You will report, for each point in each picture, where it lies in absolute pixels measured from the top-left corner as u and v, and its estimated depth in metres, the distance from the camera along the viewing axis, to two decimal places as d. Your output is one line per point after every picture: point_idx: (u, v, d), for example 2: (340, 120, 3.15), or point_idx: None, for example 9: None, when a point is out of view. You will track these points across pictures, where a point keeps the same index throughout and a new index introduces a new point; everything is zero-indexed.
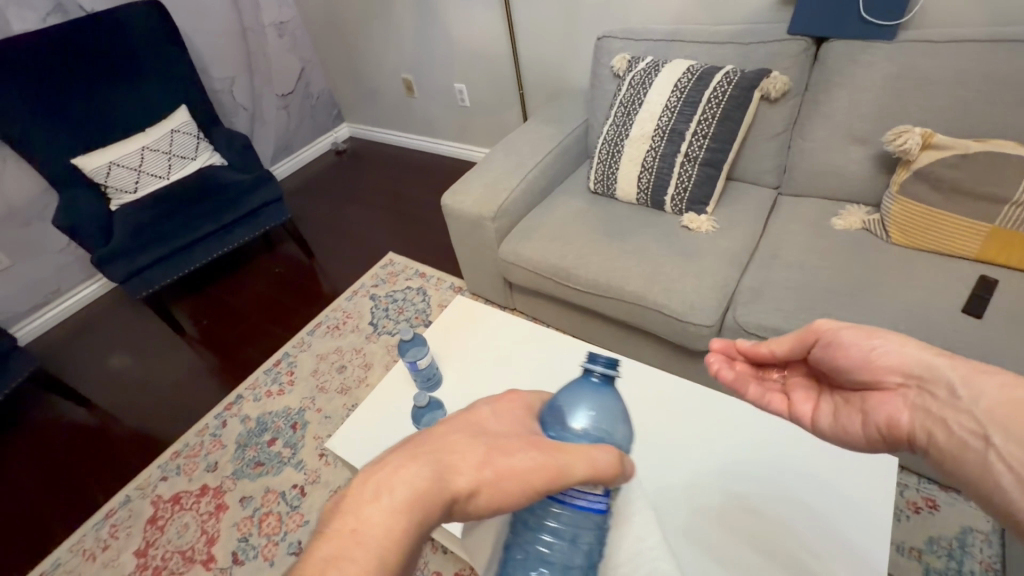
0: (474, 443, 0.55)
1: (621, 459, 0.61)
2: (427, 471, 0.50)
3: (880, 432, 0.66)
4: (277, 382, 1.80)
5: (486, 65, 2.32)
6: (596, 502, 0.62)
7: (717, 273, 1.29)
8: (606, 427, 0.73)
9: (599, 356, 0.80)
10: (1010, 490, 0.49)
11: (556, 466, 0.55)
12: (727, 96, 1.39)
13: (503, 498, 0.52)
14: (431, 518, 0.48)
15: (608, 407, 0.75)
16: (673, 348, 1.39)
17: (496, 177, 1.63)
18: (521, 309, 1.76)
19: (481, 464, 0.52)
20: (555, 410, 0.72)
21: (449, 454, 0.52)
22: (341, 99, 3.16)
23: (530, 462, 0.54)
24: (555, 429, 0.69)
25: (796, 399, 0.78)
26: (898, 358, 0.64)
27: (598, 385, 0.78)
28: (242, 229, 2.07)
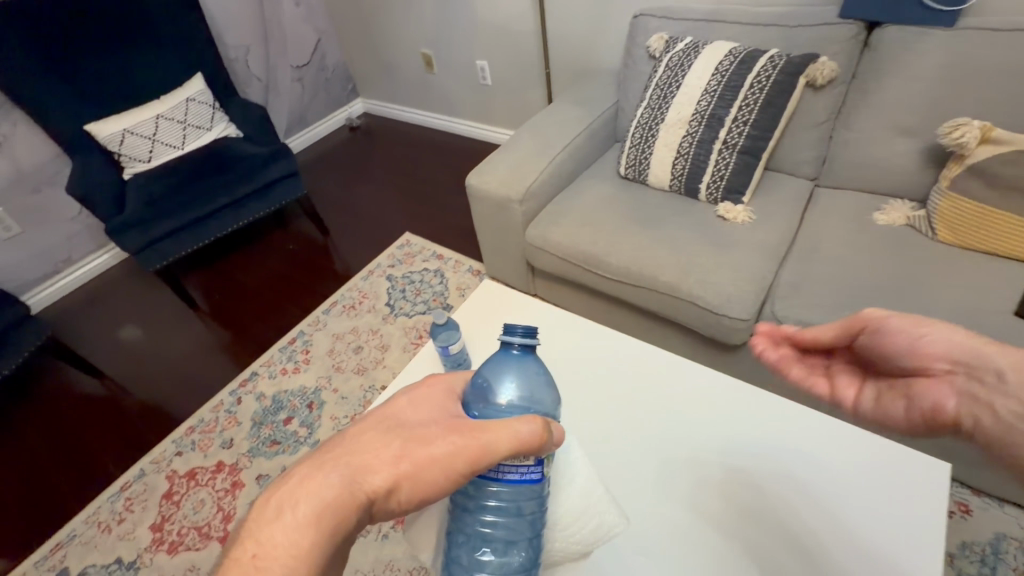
0: (387, 442, 0.62)
1: (545, 428, 0.65)
2: (336, 479, 0.57)
3: (922, 418, 0.68)
4: (292, 360, 1.78)
5: (511, 42, 2.25)
6: (530, 471, 0.67)
7: (754, 266, 1.25)
8: (531, 396, 0.80)
9: (517, 328, 0.85)
10: None
11: (476, 445, 0.62)
12: (772, 81, 1.33)
13: (424, 486, 0.60)
14: (350, 518, 0.56)
15: (531, 376, 0.82)
16: (702, 341, 1.36)
17: (524, 158, 1.58)
18: (542, 295, 1.73)
19: (394, 462, 0.59)
20: (478, 391, 0.80)
21: (357, 458, 0.59)
22: (356, 72, 3.08)
23: (449, 447, 0.61)
24: (477, 409, 0.77)
25: (840, 384, 0.79)
26: (945, 345, 0.66)
27: (519, 355, 0.84)
28: (258, 203, 2.03)
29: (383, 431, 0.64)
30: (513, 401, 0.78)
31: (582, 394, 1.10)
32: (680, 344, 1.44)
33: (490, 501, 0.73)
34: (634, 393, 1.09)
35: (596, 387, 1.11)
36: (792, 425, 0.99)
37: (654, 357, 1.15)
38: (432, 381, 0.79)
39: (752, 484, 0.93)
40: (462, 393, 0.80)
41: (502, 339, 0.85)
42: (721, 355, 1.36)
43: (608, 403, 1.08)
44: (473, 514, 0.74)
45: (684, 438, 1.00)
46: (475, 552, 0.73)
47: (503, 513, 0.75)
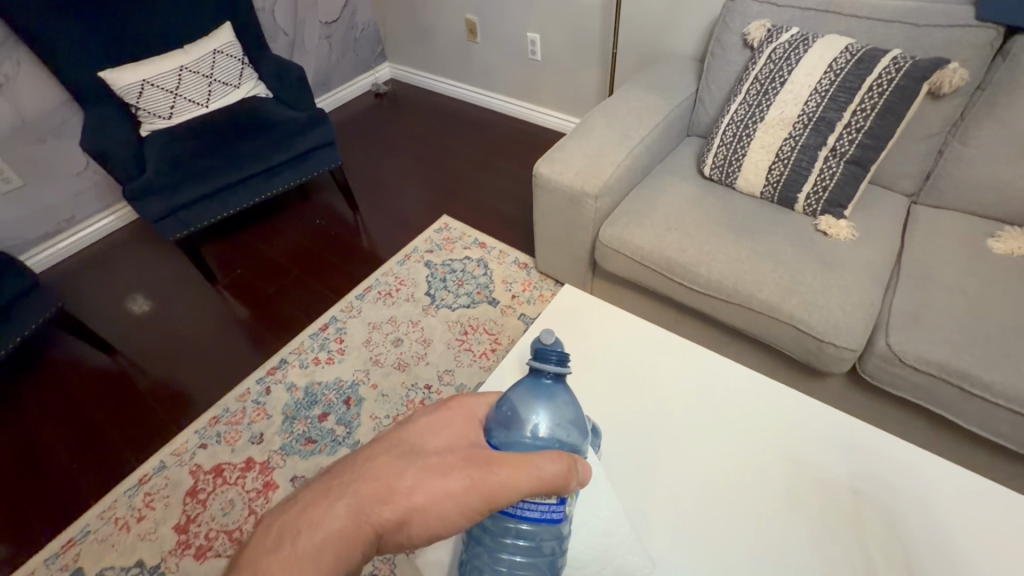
0: (400, 469, 0.58)
1: (569, 469, 0.60)
2: (342, 510, 0.54)
3: None
4: (325, 349, 1.65)
5: (572, 16, 2.07)
6: (550, 511, 0.63)
7: (861, 289, 1.15)
8: (558, 431, 0.75)
9: (551, 354, 0.77)
10: None
11: (485, 480, 0.57)
12: (893, 86, 1.19)
13: (437, 522, 0.56)
14: (355, 550, 0.54)
15: (562, 408, 0.77)
16: (789, 363, 1.26)
17: (600, 147, 1.44)
18: (599, 296, 1.60)
19: (406, 492, 0.56)
20: (502, 417, 0.74)
21: (367, 487, 0.56)
22: (386, 34, 2.86)
23: (464, 481, 0.57)
24: (499, 437, 0.71)
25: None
26: None
27: (551, 385, 0.78)
28: (289, 172, 1.86)
29: (397, 456, 0.60)
30: (539, 433, 0.74)
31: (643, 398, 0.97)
32: (758, 364, 1.34)
33: (508, 537, 0.70)
34: (714, 401, 0.96)
35: (662, 391, 0.98)
36: (907, 464, 0.86)
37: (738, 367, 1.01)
38: (455, 404, 0.73)
39: (842, 517, 0.81)
40: (486, 418, 0.74)
41: (535, 364, 0.77)
42: (806, 380, 1.26)
43: (680, 410, 0.95)
44: (489, 552, 0.71)
45: (772, 458, 0.88)
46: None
47: (521, 554, 0.71)
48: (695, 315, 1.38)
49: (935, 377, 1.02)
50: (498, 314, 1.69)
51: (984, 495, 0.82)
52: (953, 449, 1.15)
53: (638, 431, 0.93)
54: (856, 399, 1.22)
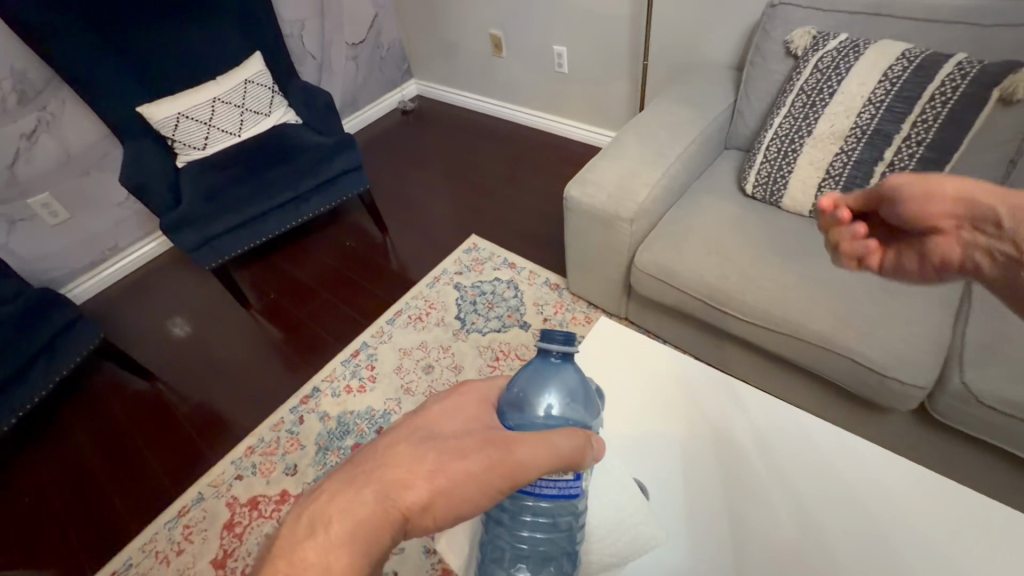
0: (420, 456, 0.57)
1: (586, 444, 0.64)
2: (369, 496, 0.53)
3: (935, 268, 0.71)
4: (357, 376, 1.64)
5: (600, 28, 2.02)
6: (567, 485, 0.65)
7: (926, 318, 1.05)
8: (569, 409, 0.77)
9: (556, 334, 0.75)
10: (982, 209, 0.63)
11: (506, 460, 0.58)
12: (957, 95, 1.10)
13: (457, 506, 0.56)
14: (383, 534, 0.52)
15: (569, 386, 0.78)
16: (847, 397, 1.17)
17: (634, 166, 1.37)
18: (635, 320, 1.54)
19: (427, 474, 0.55)
20: (514, 400, 0.74)
21: (390, 474, 0.55)
22: (412, 52, 2.86)
23: (484, 461, 0.58)
24: (513, 420, 0.72)
25: (939, 213, 0.67)
26: (944, 206, 0.66)
27: (559, 364, 0.78)
28: (318, 198, 1.86)
29: (417, 442, 0.59)
30: (551, 413, 0.75)
31: (684, 441, 0.92)
32: (812, 397, 1.24)
33: (527, 515, 0.70)
34: (768, 449, 0.89)
35: (704, 433, 0.92)
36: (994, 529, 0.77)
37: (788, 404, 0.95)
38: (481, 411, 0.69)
39: None
40: (496, 400, 0.74)
41: (540, 345, 0.75)
42: (865, 414, 1.17)
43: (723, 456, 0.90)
44: (508, 530, 0.70)
45: (832, 514, 0.81)
46: (509, 568, 0.69)
47: (540, 530, 0.71)
48: (740, 343, 1.30)
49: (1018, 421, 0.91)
50: (529, 338, 1.65)
51: None
52: None
53: (679, 478, 0.88)
54: (922, 438, 1.11)
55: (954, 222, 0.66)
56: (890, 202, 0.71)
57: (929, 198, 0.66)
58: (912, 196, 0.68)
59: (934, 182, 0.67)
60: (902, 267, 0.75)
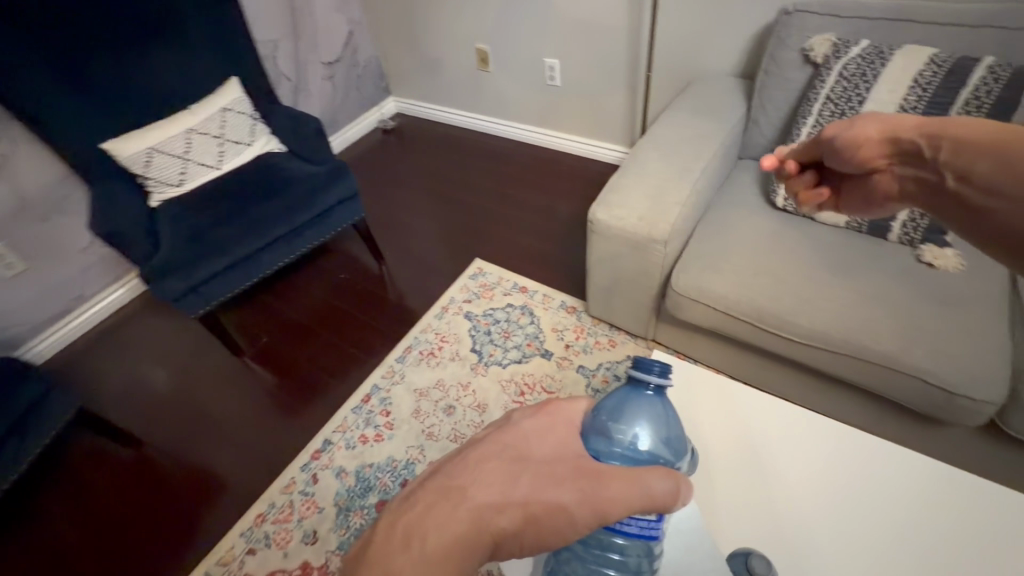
0: (512, 479, 0.51)
1: (680, 488, 0.52)
2: (464, 514, 0.47)
3: (880, 204, 0.72)
4: (372, 424, 1.51)
5: (595, 39, 1.96)
6: (649, 528, 0.56)
7: (986, 329, 1.02)
8: (651, 448, 0.67)
9: (655, 365, 0.67)
10: (903, 142, 0.63)
11: (595, 495, 0.50)
12: (993, 98, 1.08)
13: (547, 537, 0.49)
14: (474, 557, 0.46)
15: (661, 421, 0.68)
16: (906, 412, 1.13)
17: (660, 183, 1.31)
18: (666, 341, 1.48)
19: (520, 497, 0.49)
20: (601, 426, 0.64)
21: (484, 492, 0.49)
22: (389, 69, 2.74)
23: (577, 493, 0.50)
24: (597, 448, 0.62)
25: (871, 155, 0.68)
26: (868, 147, 0.67)
27: (652, 397, 0.69)
28: (311, 232, 1.72)
29: (508, 461, 0.52)
30: (635, 446, 0.65)
31: (785, 506, 0.81)
32: (864, 412, 1.20)
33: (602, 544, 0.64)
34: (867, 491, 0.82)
35: (805, 488, 0.83)
36: None
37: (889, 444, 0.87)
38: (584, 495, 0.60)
39: None
40: (583, 425, 0.61)
41: (634, 374, 0.68)
42: (924, 427, 1.12)
43: (837, 519, 0.79)
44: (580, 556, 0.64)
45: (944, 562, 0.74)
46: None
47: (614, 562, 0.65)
48: (784, 363, 1.25)
49: None
50: (554, 368, 1.56)
51: None
52: None
53: (791, 549, 0.77)
54: (988, 451, 1.08)
55: (883, 159, 0.67)
56: (828, 149, 0.73)
57: (854, 146, 0.68)
58: (845, 145, 0.69)
59: (857, 127, 0.68)
60: (852, 210, 0.77)
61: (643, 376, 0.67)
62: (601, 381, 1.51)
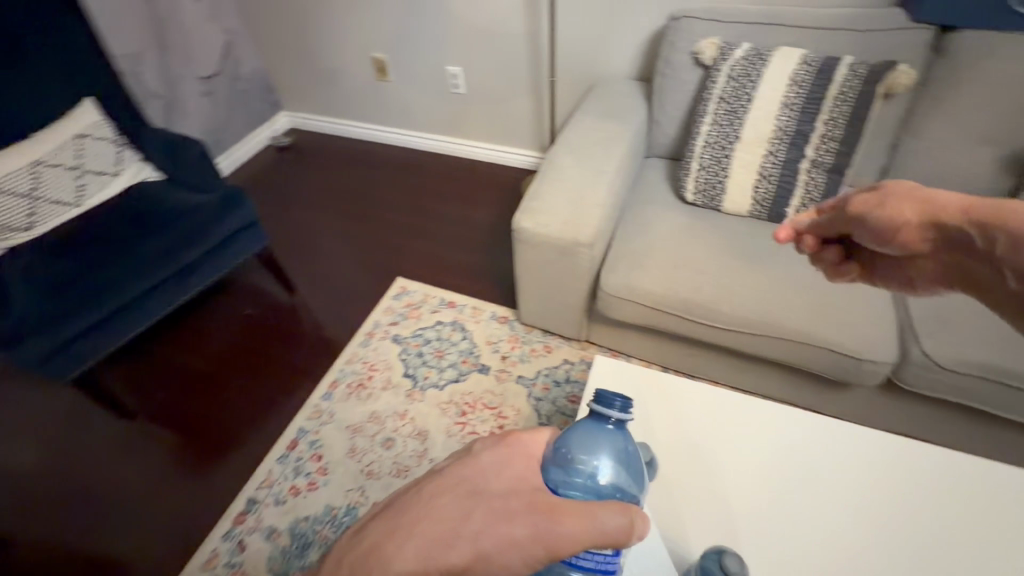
0: (461, 514, 0.45)
1: (634, 522, 0.48)
2: (409, 551, 0.42)
3: (925, 282, 0.71)
4: (303, 473, 1.37)
5: (496, 45, 1.96)
6: (605, 561, 0.56)
7: (873, 298, 1.15)
8: (614, 480, 0.64)
9: (616, 399, 0.67)
10: (953, 226, 0.61)
11: (551, 533, 0.44)
12: (855, 93, 1.22)
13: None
14: None
15: (621, 457, 0.67)
16: (819, 380, 1.24)
17: (579, 187, 1.32)
18: (600, 341, 1.50)
19: (471, 532, 0.44)
20: (562, 459, 0.61)
21: (428, 528, 0.44)
22: (277, 81, 2.54)
23: (529, 528, 0.45)
24: (558, 481, 0.58)
25: (912, 238, 0.66)
26: (909, 229, 0.65)
27: (613, 432, 0.67)
28: (207, 268, 1.53)
29: (458, 496, 0.46)
30: (597, 480, 0.62)
31: (726, 494, 0.87)
32: (783, 384, 1.29)
33: None
34: (795, 466, 0.90)
35: (742, 472, 0.90)
36: (984, 498, 0.86)
37: (805, 418, 0.96)
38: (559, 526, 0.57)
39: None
40: (546, 456, 0.58)
41: (595, 408, 0.67)
42: (834, 392, 1.24)
43: (774, 498, 0.86)
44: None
45: (862, 518, 0.84)
46: None
47: None
48: (711, 349, 1.32)
49: (976, 378, 1.03)
50: (492, 382, 1.52)
51: None
52: (982, 436, 1.16)
53: (739, 533, 0.83)
54: (887, 405, 1.21)
55: (926, 242, 0.66)
56: (856, 224, 0.72)
57: (893, 227, 0.66)
58: (881, 224, 0.68)
59: (892, 207, 0.66)
60: (890, 284, 0.76)
61: (602, 411, 0.67)
62: (542, 389, 1.50)
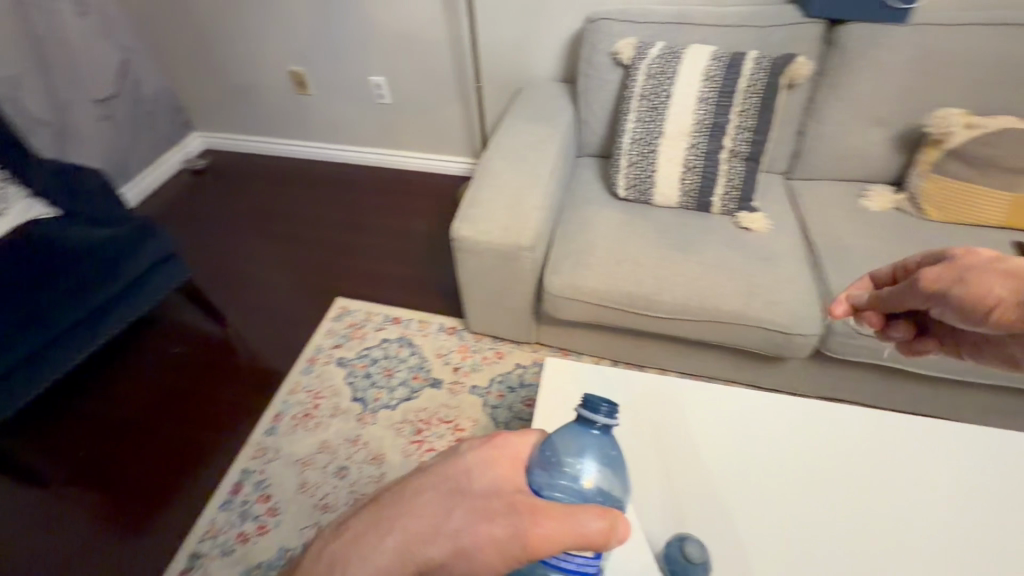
0: (443, 512, 0.47)
1: (614, 526, 0.48)
2: (390, 545, 0.45)
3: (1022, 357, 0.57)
4: (250, 517, 1.28)
5: (419, 52, 1.92)
6: (587, 563, 0.55)
7: (797, 275, 1.23)
8: (598, 483, 0.65)
9: (603, 404, 0.66)
10: None
11: (528, 532, 0.45)
12: (762, 84, 1.30)
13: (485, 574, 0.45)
14: None
15: (606, 462, 0.67)
16: (757, 357, 1.30)
17: (515, 191, 1.31)
18: (551, 342, 1.51)
19: (451, 529, 0.46)
20: (545, 461, 0.60)
21: (412, 522, 0.46)
22: (185, 100, 2.37)
23: (508, 527, 0.46)
24: (540, 482, 0.57)
25: (1007, 315, 0.51)
26: (1000, 307, 0.51)
27: (599, 437, 0.67)
28: (123, 308, 1.45)
29: (442, 494, 0.48)
30: (580, 483, 0.63)
31: (683, 479, 0.90)
32: (726, 365, 1.35)
33: None
34: (742, 443, 0.94)
35: (695, 455, 0.93)
36: (907, 450, 0.94)
37: (747, 396, 1.01)
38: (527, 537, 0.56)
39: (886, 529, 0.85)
40: (531, 460, 0.57)
41: (581, 412, 0.67)
42: (772, 367, 1.31)
43: (726, 477, 0.90)
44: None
45: (805, 484, 0.89)
46: None
47: None
48: (656, 339, 1.35)
49: (891, 340, 1.12)
50: (446, 396, 1.49)
51: (967, 455, 0.93)
52: (901, 392, 1.27)
53: (697, 516, 0.85)
54: (819, 374, 1.29)
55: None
56: (927, 301, 0.58)
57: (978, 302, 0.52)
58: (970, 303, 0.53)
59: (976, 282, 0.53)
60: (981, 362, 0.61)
61: (587, 415, 0.66)
62: (497, 396, 1.48)
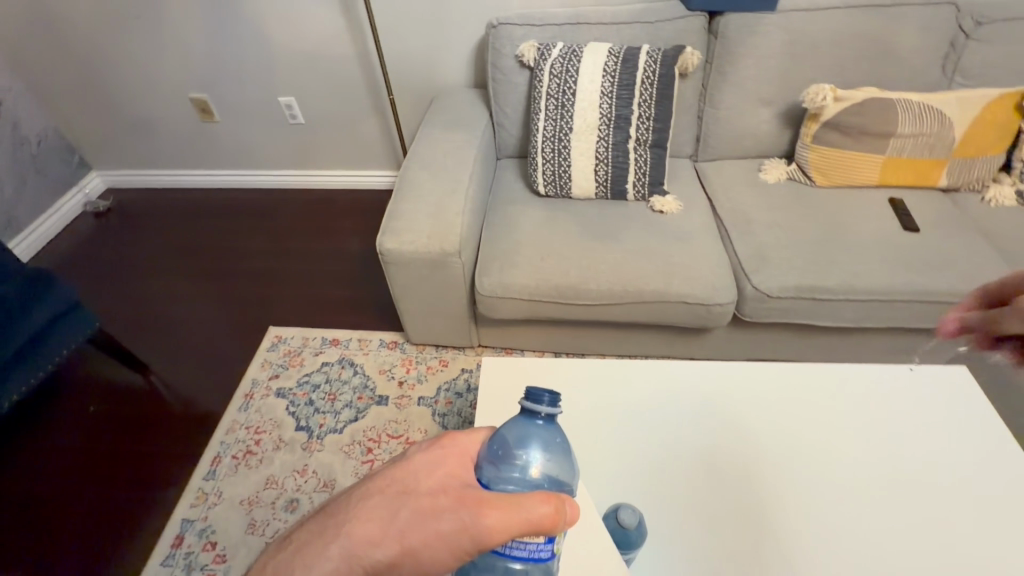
0: (390, 514, 0.49)
1: (560, 508, 0.50)
2: (334, 552, 0.46)
3: None
4: (196, 568, 1.21)
5: (327, 69, 1.89)
6: (539, 549, 0.54)
7: (711, 249, 1.31)
8: (551, 470, 0.63)
9: (544, 394, 0.65)
10: None
11: (474, 523, 0.48)
12: (657, 75, 1.38)
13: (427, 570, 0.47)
14: None
15: (559, 449, 0.65)
16: (686, 331, 1.38)
17: (437, 198, 1.32)
18: (492, 343, 1.52)
19: (397, 530, 0.48)
20: (494, 454, 0.61)
21: (359, 529, 0.47)
22: (77, 138, 2.21)
23: (456, 523, 0.48)
24: (488, 475, 0.59)
25: None
26: None
27: (545, 427, 0.65)
28: (20, 372, 1.32)
29: (389, 496, 0.50)
30: (531, 473, 0.61)
31: (622, 453, 0.94)
32: (659, 342, 1.42)
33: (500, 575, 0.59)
34: (675, 410, 0.99)
35: (633, 429, 0.97)
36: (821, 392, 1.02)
37: (677, 366, 1.06)
38: None
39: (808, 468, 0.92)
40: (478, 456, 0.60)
41: (525, 405, 0.66)
42: (700, 338, 1.39)
43: (663, 444, 0.95)
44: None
45: (735, 440, 0.95)
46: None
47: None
48: (591, 326, 1.40)
49: (796, 299, 1.22)
50: (394, 411, 1.47)
51: (872, 389, 1.03)
52: (814, 345, 1.39)
53: (638, 486, 0.89)
54: (742, 339, 1.38)
55: None
56: None
57: None
58: None
59: None
60: None
61: (532, 407, 0.65)
62: (445, 404, 1.48)
